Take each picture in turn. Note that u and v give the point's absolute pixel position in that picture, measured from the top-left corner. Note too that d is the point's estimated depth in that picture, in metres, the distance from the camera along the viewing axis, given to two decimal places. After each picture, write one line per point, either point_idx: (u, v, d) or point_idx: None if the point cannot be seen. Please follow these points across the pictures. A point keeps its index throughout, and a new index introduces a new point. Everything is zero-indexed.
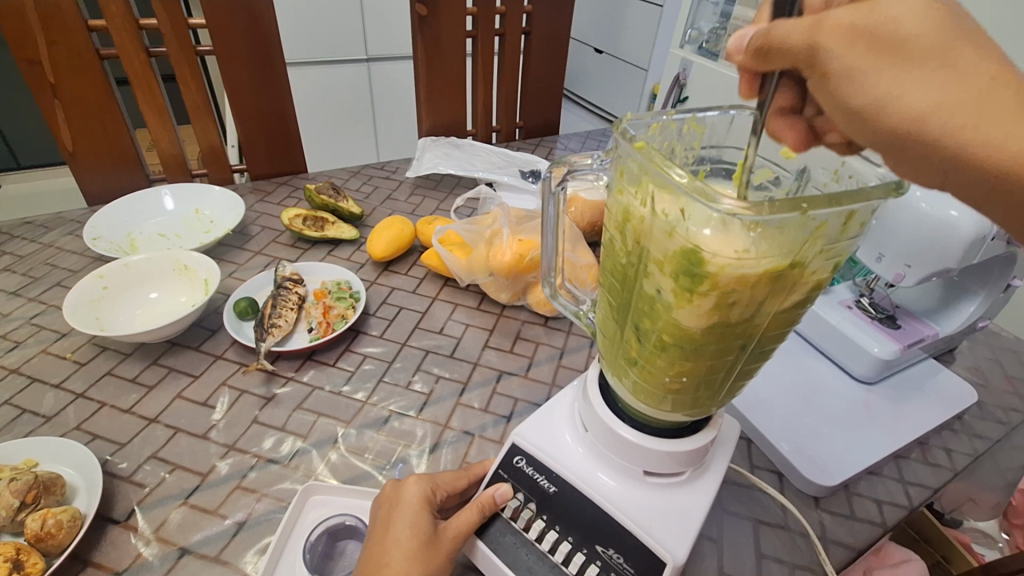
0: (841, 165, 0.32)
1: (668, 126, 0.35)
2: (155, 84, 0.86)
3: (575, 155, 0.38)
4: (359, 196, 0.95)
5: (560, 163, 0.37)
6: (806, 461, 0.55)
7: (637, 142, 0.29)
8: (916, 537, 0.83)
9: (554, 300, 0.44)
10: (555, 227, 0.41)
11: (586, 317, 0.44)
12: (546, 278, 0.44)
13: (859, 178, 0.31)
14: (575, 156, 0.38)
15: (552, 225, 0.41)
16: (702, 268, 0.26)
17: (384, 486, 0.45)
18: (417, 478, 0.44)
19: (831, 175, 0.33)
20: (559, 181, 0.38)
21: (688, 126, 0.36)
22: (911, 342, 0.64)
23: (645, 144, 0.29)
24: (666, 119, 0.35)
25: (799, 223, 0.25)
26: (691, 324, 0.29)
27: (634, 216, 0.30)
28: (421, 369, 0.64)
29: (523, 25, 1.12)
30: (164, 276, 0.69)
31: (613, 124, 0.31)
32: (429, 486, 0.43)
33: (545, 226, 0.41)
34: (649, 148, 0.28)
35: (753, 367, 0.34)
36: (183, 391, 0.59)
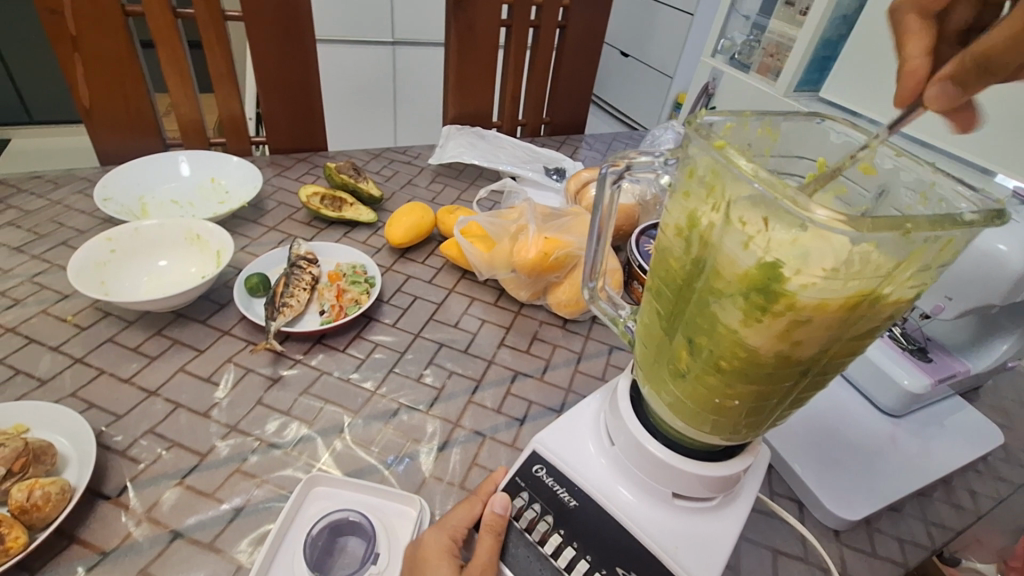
0: (930, 186, 0.29)
1: (741, 127, 0.33)
2: (180, 47, 0.84)
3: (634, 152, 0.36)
4: (379, 179, 0.92)
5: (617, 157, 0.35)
6: (829, 491, 0.53)
7: (716, 140, 0.26)
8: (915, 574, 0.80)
9: (592, 304, 0.42)
10: (603, 226, 0.39)
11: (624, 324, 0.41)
12: (586, 281, 0.41)
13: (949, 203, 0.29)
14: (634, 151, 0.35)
15: (598, 226, 0.39)
16: (781, 286, 0.24)
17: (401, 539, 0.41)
18: (430, 533, 0.40)
19: (918, 196, 0.30)
20: (615, 179, 0.36)
21: (761, 128, 0.33)
22: (942, 377, 0.61)
23: (726, 142, 0.26)
24: (740, 118, 0.32)
25: (896, 246, 0.23)
26: (757, 346, 0.26)
27: (702, 221, 0.27)
28: (433, 363, 0.62)
29: (558, 19, 1.10)
30: (175, 244, 0.67)
31: (686, 119, 0.29)
32: (448, 536, 0.40)
33: (591, 227, 0.39)
34: (730, 147, 0.25)
35: (808, 394, 0.32)
36: (187, 365, 0.57)
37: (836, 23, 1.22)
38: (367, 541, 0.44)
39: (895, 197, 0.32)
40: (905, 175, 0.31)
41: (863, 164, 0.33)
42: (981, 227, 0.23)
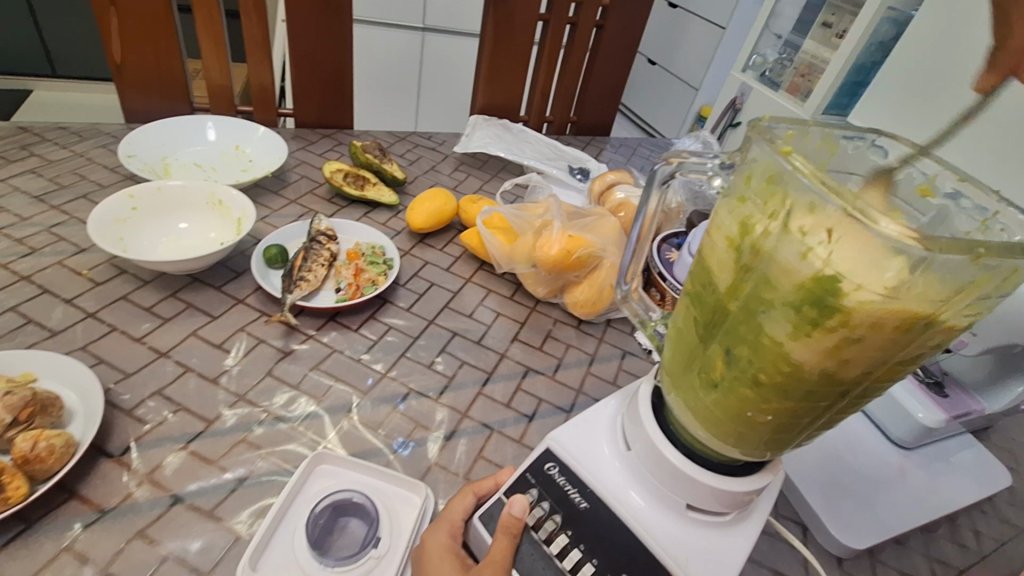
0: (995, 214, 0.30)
1: (802, 135, 0.32)
2: (217, 12, 0.83)
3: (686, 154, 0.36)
4: (403, 161, 0.92)
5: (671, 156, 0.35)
6: (835, 517, 0.52)
7: (780, 147, 0.26)
8: None
9: (624, 304, 0.41)
10: (644, 225, 0.39)
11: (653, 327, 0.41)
12: (620, 281, 0.42)
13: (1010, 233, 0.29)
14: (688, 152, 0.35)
15: (641, 224, 0.39)
16: (837, 301, 0.23)
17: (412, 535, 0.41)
18: (431, 530, 0.40)
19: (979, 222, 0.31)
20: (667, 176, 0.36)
21: (821, 139, 0.33)
22: (958, 414, 0.60)
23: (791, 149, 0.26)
24: (801, 127, 0.32)
25: (965, 269, 0.22)
26: (802, 360, 0.26)
27: (756, 227, 0.27)
28: (445, 351, 0.61)
29: (597, 18, 1.09)
30: (196, 208, 0.66)
31: (751, 121, 0.29)
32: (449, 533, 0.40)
33: (633, 224, 0.39)
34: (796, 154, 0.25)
35: (840, 416, 0.31)
36: (199, 330, 0.56)
37: (872, 49, 1.22)
38: (369, 524, 0.43)
39: (952, 222, 0.32)
40: (964, 203, 0.32)
41: (919, 188, 0.33)
42: None
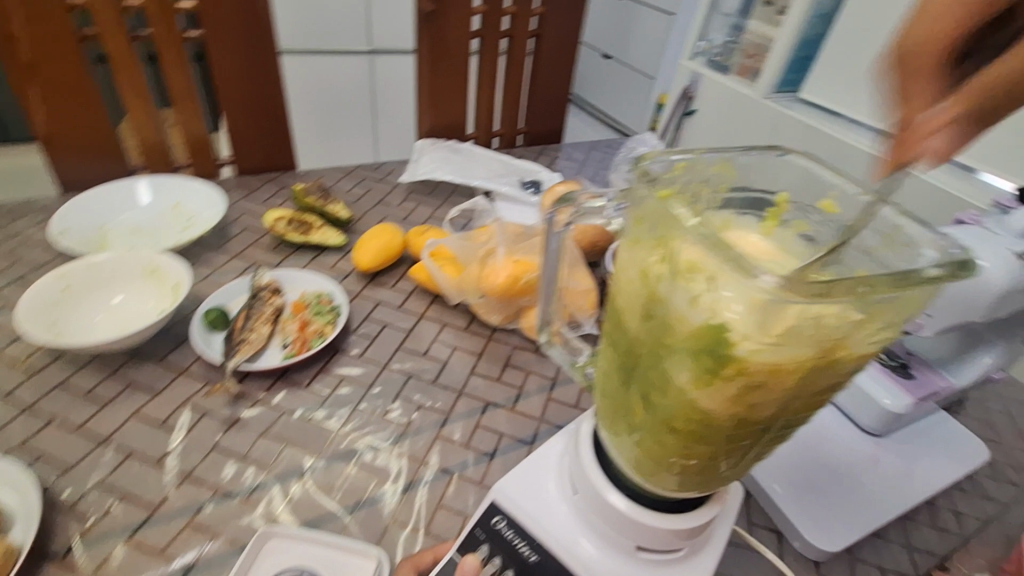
0: (897, 231, 0.29)
1: (695, 163, 0.32)
2: (139, 68, 0.82)
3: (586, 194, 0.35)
4: (350, 198, 0.90)
5: (568, 200, 0.35)
6: (808, 520, 0.51)
7: (659, 191, 0.25)
8: None
9: (549, 347, 0.41)
10: (554, 268, 0.38)
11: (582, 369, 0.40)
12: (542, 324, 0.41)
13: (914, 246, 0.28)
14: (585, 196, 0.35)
15: (550, 269, 0.38)
16: (728, 352, 0.22)
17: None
18: None
19: (882, 238, 0.29)
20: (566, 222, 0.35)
21: (719, 164, 0.32)
22: (925, 395, 0.59)
23: (669, 194, 0.25)
24: (693, 156, 0.32)
25: (851, 308, 0.21)
26: (709, 409, 0.25)
27: (649, 273, 0.26)
28: (401, 396, 0.60)
29: (532, 27, 1.08)
30: (132, 279, 0.65)
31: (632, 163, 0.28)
32: None
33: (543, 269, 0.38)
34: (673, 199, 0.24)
35: (770, 446, 0.30)
36: (142, 409, 0.54)
37: (813, 22, 1.21)
38: None
39: (858, 238, 0.31)
40: (868, 216, 0.31)
41: (823, 204, 0.32)
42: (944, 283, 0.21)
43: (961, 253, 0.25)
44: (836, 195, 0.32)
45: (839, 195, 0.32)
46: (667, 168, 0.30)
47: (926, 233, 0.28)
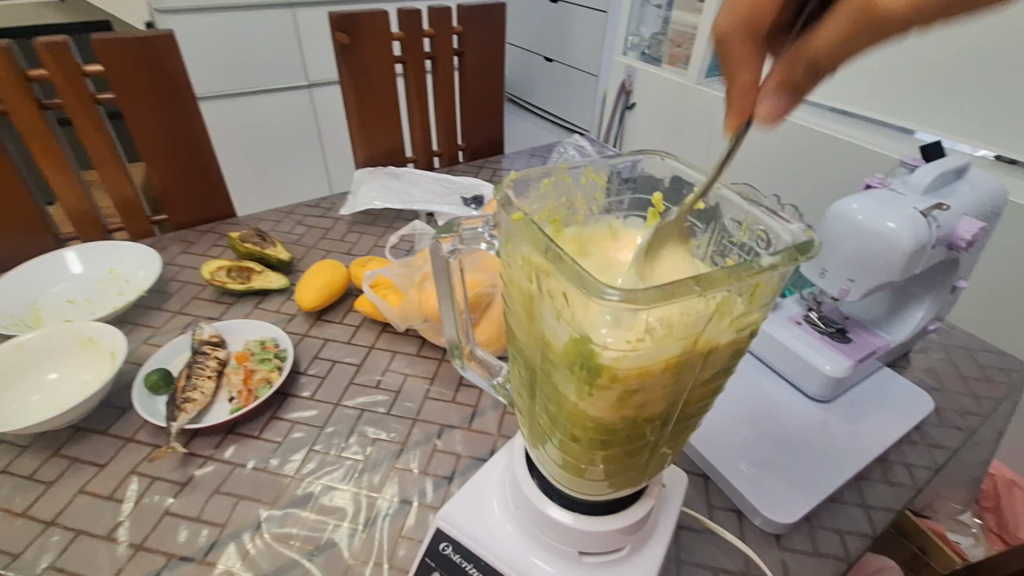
0: (751, 220, 0.30)
1: (563, 179, 0.34)
2: (53, 138, 0.80)
3: (465, 219, 0.35)
4: (291, 238, 0.90)
5: (447, 230, 0.34)
6: (764, 496, 0.52)
7: (515, 212, 0.26)
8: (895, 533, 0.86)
9: (464, 371, 0.40)
10: (448, 294, 0.39)
11: (502, 387, 0.40)
12: (451, 350, 0.41)
13: (770, 233, 0.29)
14: (464, 221, 0.34)
15: (442, 294, 0.38)
16: (596, 362, 0.23)
17: None
18: None
19: (740, 228, 0.31)
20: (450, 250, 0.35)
21: (584, 176, 0.34)
22: (863, 356, 0.62)
23: (524, 212, 0.26)
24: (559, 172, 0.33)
25: (697, 302, 0.22)
26: (598, 416, 0.25)
27: (524, 293, 0.26)
28: (355, 431, 0.59)
29: (454, 46, 1.09)
30: (67, 352, 0.63)
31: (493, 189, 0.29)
32: None
33: (437, 294, 0.39)
34: (527, 219, 0.24)
35: (679, 435, 0.31)
36: (88, 484, 0.53)
37: None
38: None
39: (724, 229, 0.32)
40: (729, 208, 0.31)
41: (691, 201, 0.33)
42: (785, 267, 0.22)
43: (805, 236, 0.26)
44: (700, 191, 0.33)
45: (702, 189, 0.33)
46: (531, 195, 0.33)
47: (775, 220, 0.28)
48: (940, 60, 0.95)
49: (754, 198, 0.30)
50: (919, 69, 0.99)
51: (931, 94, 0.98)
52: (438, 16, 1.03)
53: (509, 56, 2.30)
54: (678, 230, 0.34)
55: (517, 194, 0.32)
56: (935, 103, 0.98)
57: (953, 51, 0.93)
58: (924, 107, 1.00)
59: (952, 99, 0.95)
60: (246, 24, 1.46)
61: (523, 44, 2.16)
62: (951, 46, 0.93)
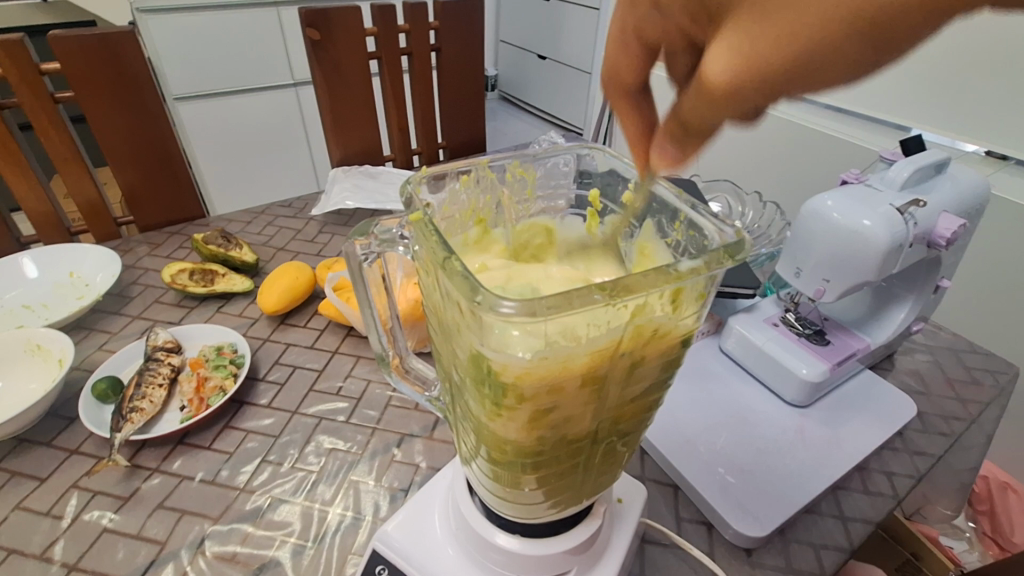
0: (681, 216, 0.28)
1: (487, 175, 0.32)
2: (11, 140, 0.77)
3: (384, 217, 0.32)
4: (260, 240, 0.87)
5: (361, 232, 0.32)
6: (734, 509, 0.50)
7: (415, 214, 0.24)
8: (885, 537, 0.83)
9: (390, 377, 0.38)
10: (370, 296, 0.36)
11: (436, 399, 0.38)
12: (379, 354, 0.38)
13: (701, 232, 0.27)
14: (382, 219, 0.32)
15: (364, 293, 0.36)
16: (497, 379, 0.20)
17: None
18: None
19: (674, 226, 0.29)
20: (365, 248, 0.33)
21: (510, 172, 0.32)
22: (841, 359, 0.59)
23: (424, 213, 0.24)
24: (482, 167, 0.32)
25: (604, 313, 0.19)
26: (512, 437, 0.23)
27: (434, 302, 0.24)
28: (311, 441, 0.57)
29: (432, 42, 1.05)
30: (14, 360, 0.61)
31: (400, 188, 0.27)
32: None
33: (359, 295, 0.36)
34: (425, 220, 0.22)
35: (619, 449, 0.29)
36: (25, 500, 0.51)
37: None
38: None
39: (656, 225, 0.30)
40: (662, 204, 0.29)
41: (626, 197, 0.32)
42: (706, 273, 0.20)
43: (735, 234, 0.24)
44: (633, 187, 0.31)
45: (636, 183, 0.31)
46: (451, 194, 0.31)
47: (707, 216, 0.26)
48: (929, 53, 0.92)
49: (686, 193, 0.28)
50: (907, 63, 0.96)
51: (920, 87, 0.95)
52: (413, 11, 0.99)
53: (502, 54, 2.26)
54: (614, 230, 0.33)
55: (433, 192, 0.30)
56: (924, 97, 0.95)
57: (942, 43, 0.90)
58: (913, 102, 0.97)
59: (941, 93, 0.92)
60: (226, 22, 1.43)
61: (516, 42, 2.12)
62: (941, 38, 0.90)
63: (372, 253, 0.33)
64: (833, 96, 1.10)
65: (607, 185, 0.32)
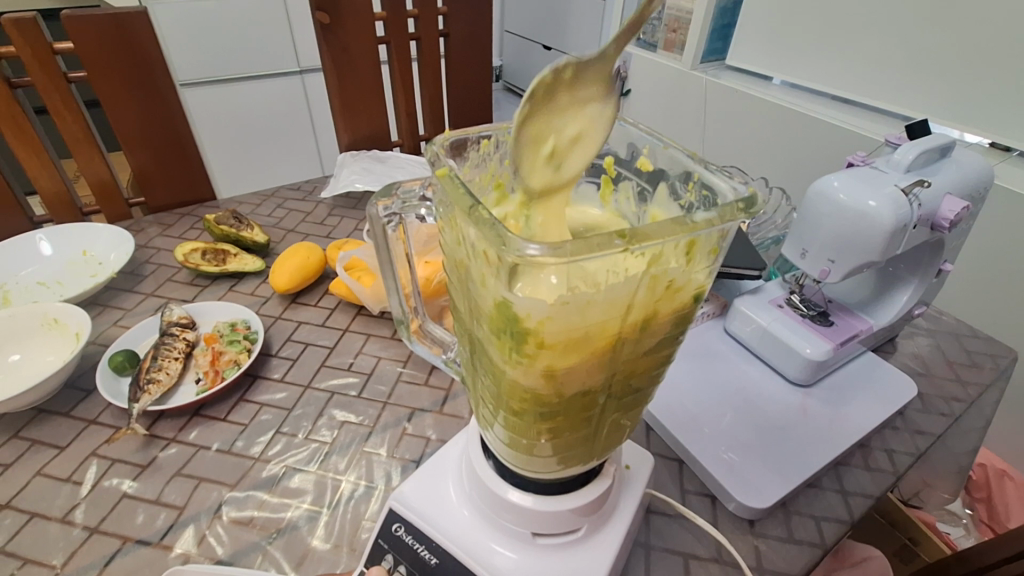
0: (695, 177, 0.29)
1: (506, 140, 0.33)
2: (25, 119, 0.78)
3: (407, 182, 0.34)
4: (270, 222, 0.88)
5: (384, 193, 0.34)
6: (737, 482, 0.51)
7: (440, 170, 0.25)
8: (883, 522, 0.85)
9: (410, 342, 0.40)
10: (392, 263, 0.38)
11: (453, 363, 0.40)
12: (398, 320, 0.40)
13: (716, 190, 0.27)
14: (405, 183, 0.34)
15: (386, 260, 0.37)
16: (520, 326, 0.22)
17: None
18: None
19: (687, 188, 0.30)
20: (388, 211, 0.34)
21: None
22: (844, 339, 0.60)
23: (449, 169, 0.25)
24: (502, 132, 0.33)
25: (623, 259, 0.20)
26: (531, 387, 0.24)
27: (457, 258, 0.25)
28: (324, 414, 0.58)
29: (440, 27, 1.05)
30: (31, 333, 0.62)
31: (425, 147, 0.29)
32: None
33: (381, 261, 0.38)
34: (452, 175, 0.23)
35: (631, 407, 0.30)
36: (46, 467, 0.52)
37: None
38: None
39: (671, 189, 0.31)
40: (677, 167, 0.30)
41: (640, 162, 0.32)
42: (720, 225, 0.21)
43: (747, 190, 0.25)
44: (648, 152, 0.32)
45: (651, 148, 0.31)
46: (472, 160, 0.32)
47: (721, 176, 0.27)
48: (934, 42, 0.92)
49: (699, 155, 0.29)
50: (915, 51, 0.96)
51: (926, 78, 0.95)
52: None
53: (508, 44, 2.26)
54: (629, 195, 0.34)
55: (454, 156, 0.31)
56: (928, 87, 0.95)
57: (949, 33, 0.90)
58: (918, 92, 0.97)
59: (945, 83, 0.92)
60: (234, 7, 1.43)
61: (523, 31, 2.12)
62: (947, 28, 0.90)
63: (395, 216, 0.35)
64: (839, 86, 1.10)
65: (624, 153, 0.33)
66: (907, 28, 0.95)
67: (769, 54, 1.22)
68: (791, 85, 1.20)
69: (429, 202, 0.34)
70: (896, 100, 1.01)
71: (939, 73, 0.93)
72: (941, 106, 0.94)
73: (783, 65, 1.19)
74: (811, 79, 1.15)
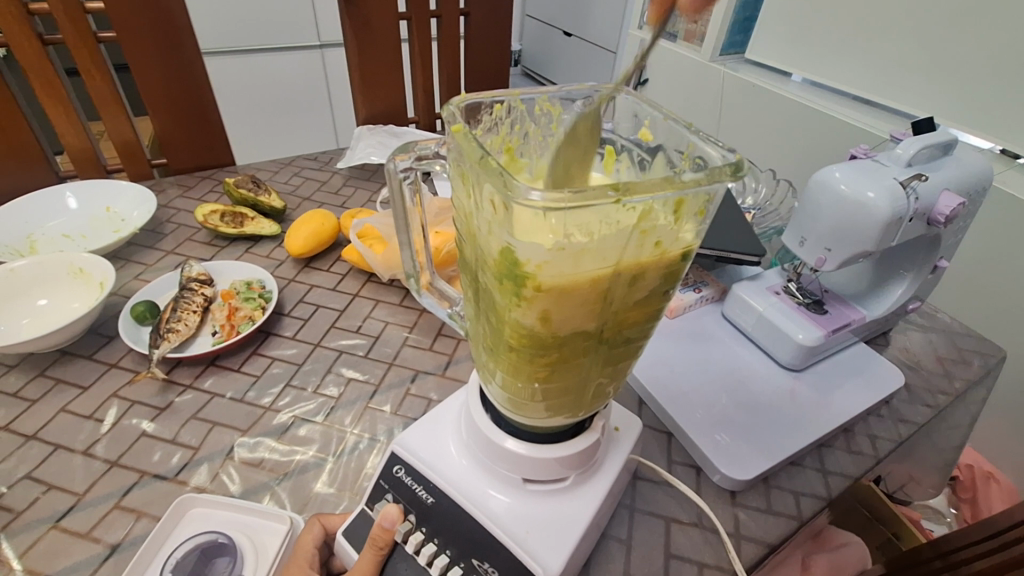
0: (690, 146, 0.31)
1: (517, 107, 0.36)
2: (54, 75, 0.81)
3: (425, 139, 0.37)
4: (287, 189, 0.90)
5: (402, 149, 0.37)
6: (723, 454, 0.53)
7: (455, 127, 0.28)
8: (868, 516, 0.86)
9: (421, 294, 0.44)
10: (407, 219, 0.41)
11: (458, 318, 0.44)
12: (410, 273, 0.44)
13: (706, 158, 0.30)
14: (423, 141, 0.37)
15: (401, 215, 0.40)
16: (520, 269, 0.25)
17: (295, 531, 0.46)
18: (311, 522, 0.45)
19: (683, 156, 0.32)
20: (406, 167, 0.37)
21: (539, 106, 0.36)
22: (836, 326, 0.62)
23: (463, 127, 0.27)
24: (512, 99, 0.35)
25: (615, 211, 0.23)
26: (529, 326, 0.27)
27: (466, 211, 0.28)
28: (331, 371, 0.60)
29: (461, 7, 1.06)
30: (56, 281, 0.65)
31: (441, 108, 0.31)
32: (322, 528, 0.44)
33: (396, 217, 0.41)
34: (465, 131, 0.26)
35: (621, 358, 0.33)
36: (69, 404, 0.55)
37: None
38: (234, 559, 0.43)
39: (668, 157, 0.33)
40: (675, 137, 0.32)
41: (641, 132, 0.35)
42: (706, 185, 0.24)
43: (734, 157, 0.27)
44: (650, 122, 0.34)
45: (653, 120, 0.34)
46: (484, 123, 0.35)
47: (712, 145, 0.29)
48: (954, 47, 0.92)
49: (696, 127, 0.31)
50: (933, 55, 0.96)
51: (942, 82, 0.96)
52: None
53: (530, 29, 2.26)
54: (630, 163, 0.36)
55: (470, 121, 0.34)
56: (945, 93, 0.95)
57: (971, 39, 0.90)
58: (934, 96, 0.97)
59: (961, 89, 0.93)
60: None
61: (545, 17, 2.11)
62: (968, 35, 0.90)
63: (411, 172, 0.38)
64: (856, 86, 1.10)
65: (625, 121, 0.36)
66: (932, 30, 0.95)
67: (787, 49, 1.22)
68: (811, 82, 1.21)
69: (445, 159, 0.37)
70: (912, 102, 1.01)
71: (957, 78, 0.93)
72: (955, 111, 0.94)
73: (802, 62, 1.20)
74: (830, 78, 1.15)
